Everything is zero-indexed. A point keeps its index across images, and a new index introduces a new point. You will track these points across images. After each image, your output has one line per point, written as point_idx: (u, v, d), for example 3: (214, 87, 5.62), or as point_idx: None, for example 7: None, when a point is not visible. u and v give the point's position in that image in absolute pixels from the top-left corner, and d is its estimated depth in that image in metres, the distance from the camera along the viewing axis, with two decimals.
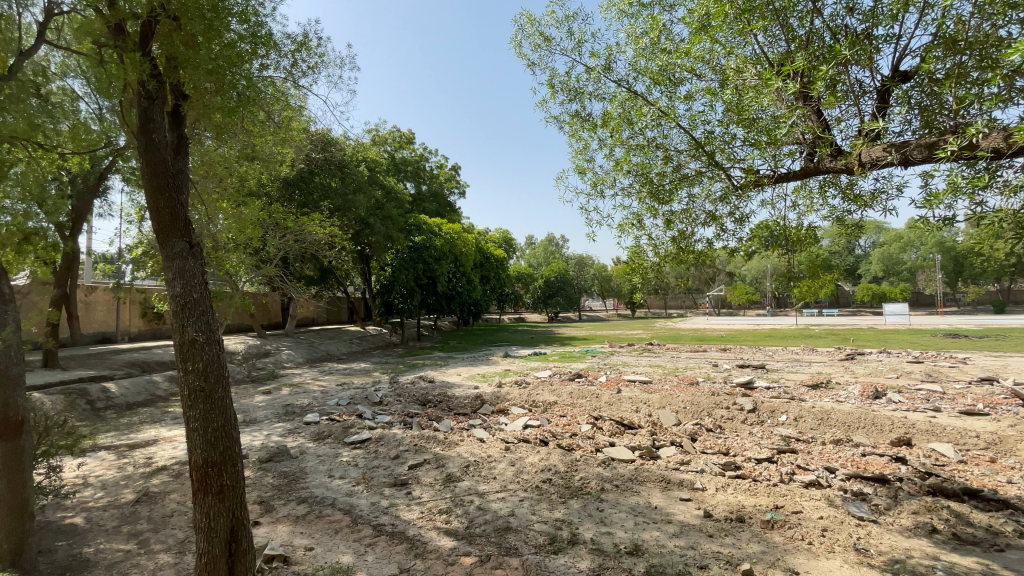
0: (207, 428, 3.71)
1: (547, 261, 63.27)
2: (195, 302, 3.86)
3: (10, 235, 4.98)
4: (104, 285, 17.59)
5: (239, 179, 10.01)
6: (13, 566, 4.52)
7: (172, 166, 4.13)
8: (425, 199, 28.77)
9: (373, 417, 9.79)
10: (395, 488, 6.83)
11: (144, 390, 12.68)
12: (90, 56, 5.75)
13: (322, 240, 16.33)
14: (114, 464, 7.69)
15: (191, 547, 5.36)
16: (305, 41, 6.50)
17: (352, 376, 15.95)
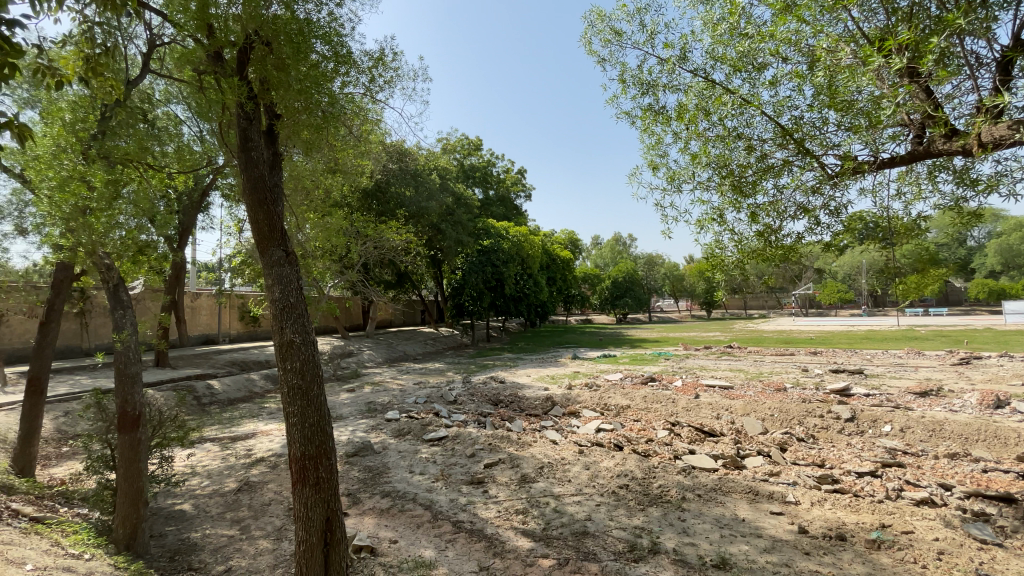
0: (304, 424, 3.97)
1: (615, 261, 61.98)
2: (292, 305, 4.16)
3: (124, 249, 5.61)
4: (208, 292, 19.50)
5: (324, 191, 10.68)
6: (127, 550, 5.13)
7: (269, 181, 4.47)
8: (492, 203, 29.25)
9: (447, 416, 10.07)
10: (472, 486, 6.97)
11: (242, 386, 13.91)
12: (193, 84, 6.27)
13: (398, 246, 17.06)
14: (220, 454, 8.49)
15: (288, 534, 5.78)
16: (382, 57, 6.81)
17: (427, 376, 16.51)
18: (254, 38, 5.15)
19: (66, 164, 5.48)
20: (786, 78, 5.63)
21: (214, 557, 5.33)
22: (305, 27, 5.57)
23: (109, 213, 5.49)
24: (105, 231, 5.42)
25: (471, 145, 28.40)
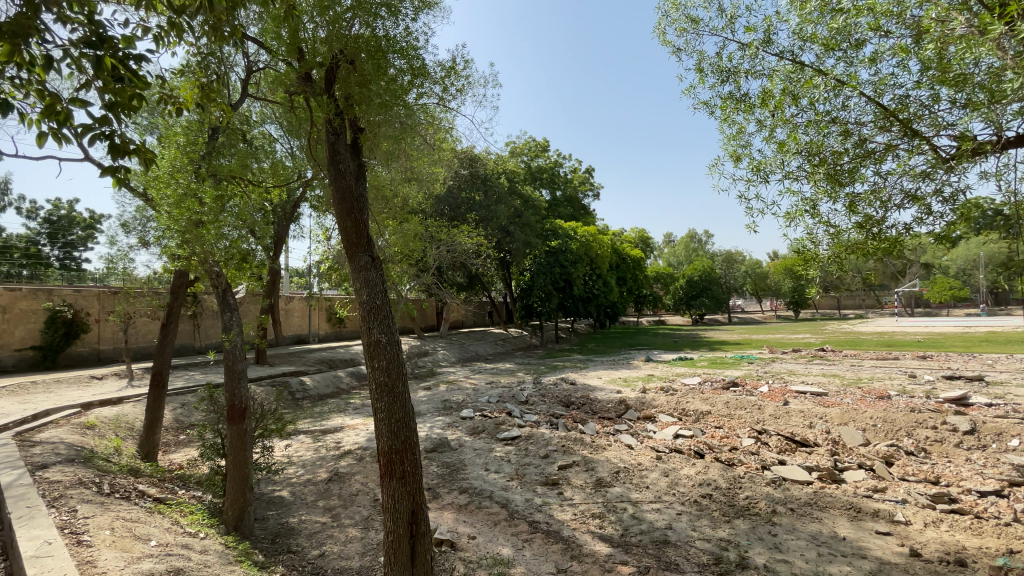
0: (391, 419, 4.19)
1: (689, 259, 59.44)
2: (378, 307, 4.39)
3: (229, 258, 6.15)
4: (299, 295, 21.11)
5: (402, 199, 11.20)
6: (235, 530, 5.63)
7: (355, 190, 4.75)
8: (560, 204, 29.16)
9: (521, 416, 10.17)
10: (547, 487, 6.99)
11: (330, 383, 14.92)
12: (285, 105, 6.76)
13: (469, 249, 17.48)
14: (313, 446, 9.16)
15: (374, 524, 6.12)
16: (454, 67, 6.99)
17: (499, 376, 16.77)
18: (340, 57, 5.47)
19: (182, 182, 6.10)
20: (888, 54, 5.12)
21: (309, 541, 5.76)
22: (385, 42, 5.77)
23: (218, 225, 6.09)
24: (213, 241, 6.01)
25: (538, 147, 28.48)
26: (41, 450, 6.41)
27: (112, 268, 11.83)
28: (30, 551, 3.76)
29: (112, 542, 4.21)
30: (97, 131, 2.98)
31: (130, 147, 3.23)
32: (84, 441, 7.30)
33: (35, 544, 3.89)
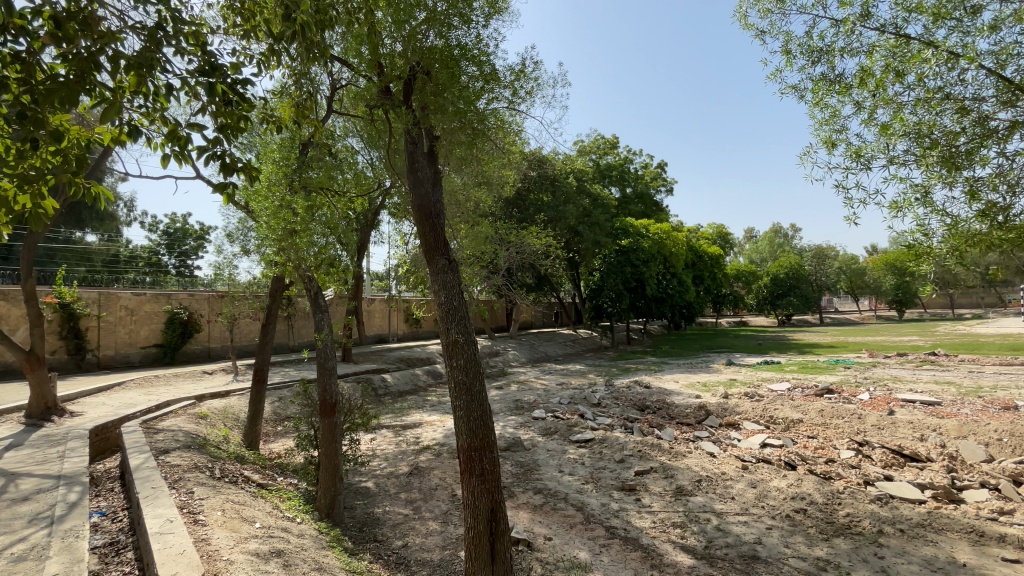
0: (469, 417, 4.29)
1: (773, 256, 55.56)
2: (456, 308, 4.52)
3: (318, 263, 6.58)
4: (379, 297, 22.28)
5: (473, 202, 11.44)
6: (327, 517, 6.02)
7: (432, 196, 4.93)
8: (630, 201, 28.42)
9: (594, 418, 10.03)
10: (624, 493, 6.84)
11: (409, 380, 15.63)
12: (365, 118, 7.13)
13: (539, 250, 17.51)
14: (394, 440, 9.63)
15: (453, 519, 6.32)
16: (523, 69, 7.03)
17: (570, 377, 16.64)
18: (417, 69, 5.70)
19: (278, 195, 6.63)
20: (1014, 19, 4.49)
21: (393, 532, 6.04)
22: (458, 51, 5.91)
23: (309, 234, 6.59)
24: (305, 247, 6.52)
25: (607, 144, 27.90)
26: (165, 436, 7.26)
27: (219, 274, 13.15)
28: (157, 526, 4.19)
29: (224, 522, 4.66)
30: (211, 153, 3.28)
31: (237, 165, 3.52)
32: (199, 429, 8.18)
33: (160, 520, 4.32)
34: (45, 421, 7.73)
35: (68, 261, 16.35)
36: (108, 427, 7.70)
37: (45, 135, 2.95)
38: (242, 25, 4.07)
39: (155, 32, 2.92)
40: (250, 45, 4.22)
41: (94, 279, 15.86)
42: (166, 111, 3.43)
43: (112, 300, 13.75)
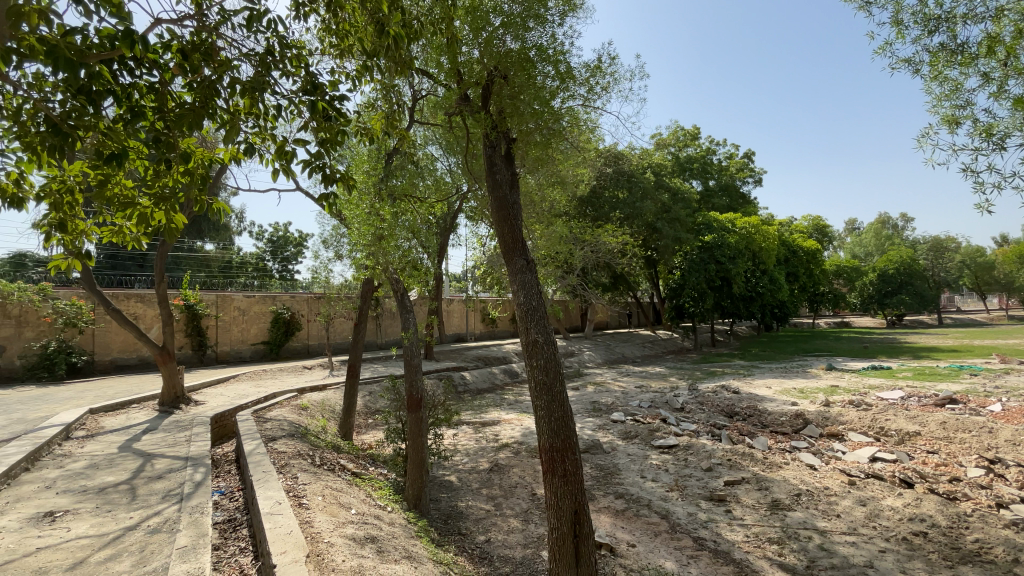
0: (550, 417, 4.29)
1: (881, 250, 50.04)
2: (535, 308, 4.53)
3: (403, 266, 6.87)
4: (457, 298, 22.99)
5: (548, 202, 11.43)
6: (414, 508, 6.30)
7: (510, 198, 4.98)
8: (713, 195, 26.95)
9: (677, 423, 9.64)
10: (712, 503, 6.49)
11: (487, 379, 15.98)
12: (444, 125, 7.35)
13: (615, 249, 17.12)
14: (474, 436, 9.90)
15: (533, 518, 6.38)
16: (599, 65, 6.91)
17: (649, 380, 16.10)
18: (495, 73, 5.77)
19: (368, 203, 7.00)
20: None
21: (476, 526, 6.20)
22: (534, 53, 5.92)
23: (395, 238, 6.95)
24: (391, 251, 6.90)
25: (687, 136, 26.64)
26: (272, 425, 8.00)
27: (315, 277, 14.27)
28: (268, 507, 4.62)
29: (324, 506, 5.05)
30: (314, 165, 3.53)
31: (336, 176, 3.76)
32: (300, 420, 8.93)
33: (269, 502, 4.76)
34: (176, 408, 8.82)
35: (191, 268, 18.55)
36: (225, 415, 8.63)
37: (176, 157, 3.33)
38: (338, 46, 4.37)
39: (264, 57, 3.21)
40: (344, 63, 4.52)
41: (212, 283, 17.84)
42: (273, 129, 3.74)
43: (227, 302, 15.39)
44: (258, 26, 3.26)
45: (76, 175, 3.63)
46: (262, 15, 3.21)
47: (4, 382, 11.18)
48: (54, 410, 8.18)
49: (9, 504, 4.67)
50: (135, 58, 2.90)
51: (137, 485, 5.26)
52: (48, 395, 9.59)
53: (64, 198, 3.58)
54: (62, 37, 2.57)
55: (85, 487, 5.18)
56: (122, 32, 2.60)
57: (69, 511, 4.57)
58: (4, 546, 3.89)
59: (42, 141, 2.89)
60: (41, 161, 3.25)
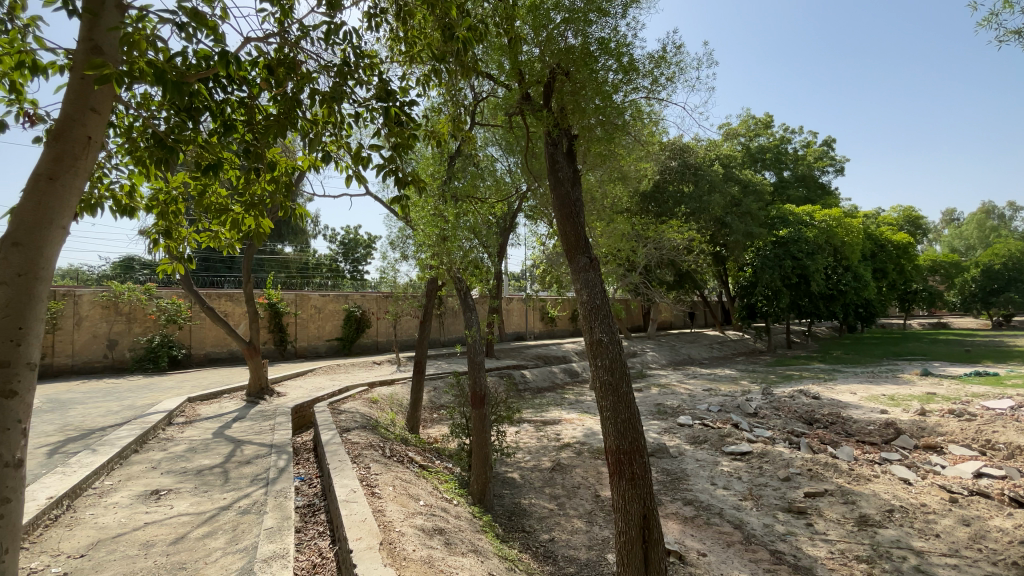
0: (617, 419, 4.19)
1: (985, 242, 44.78)
2: (599, 307, 4.45)
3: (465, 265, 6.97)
4: (517, 297, 23.11)
5: (610, 198, 11.20)
6: (479, 502, 6.41)
7: (572, 195, 4.90)
8: (788, 186, 25.28)
9: (750, 429, 9.14)
10: (791, 515, 6.09)
11: (547, 378, 15.96)
12: (504, 126, 7.37)
13: (681, 245, 16.46)
14: (536, 435, 9.93)
15: (598, 520, 6.31)
16: (664, 55, 6.66)
17: (718, 383, 15.39)
18: (556, 70, 5.72)
19: (433, 205, 7.13)
20: None
21: (540, 524, 6.20)
22: (595, 47, 5.80)
23: (457, 238, 7.06)
24: (454, 251, 7.02)
25: (759, 124, 25.13)
26: (346, 417, 8.44)
27: (383, 277, 14.89)
28: (343, 495, 4.87)
29: (394, 496, 5.26)
30: (388, 169, 3.67)
31: (408, 179, 3.88)
32: (371, 412, 9.35)
33: (346, 490, 5.02)
34: (261, 399, 9.51)
35: (272, 269, 19.94)
36: (304, 407, 9.21)
37: (264, 166, 3.58)
38: (406, 54, 4.52)
39: (341, 68, 3.38)
40: (411, 69, 4.66)
41: (290, 283, 19.08)
42: (348, 137, 3.92)
43: (305, 301, 16.39)
44: (336, 38, 3.42)
45: (177, 187, 3.98)
46: (338, 28, 3.37)
47: (117, 372, 12.57)
48: (158, 398, 9.08)
49: (123, 482, 5.24)
50: (227, 77, 3.15)
51: (228, 468, 5.73)
52: (153, 384, 10.67)
53: (168, 208, 3.94)
54: (168, 60, 2.82)
55: (185, 469, 5.71)
56: (218, 52, 2.81)
57: (172, 490, 5.06)
58: (119, 520, 4.37)
59: (152, 156, 3.19)
60: (149, 174, 3.60)
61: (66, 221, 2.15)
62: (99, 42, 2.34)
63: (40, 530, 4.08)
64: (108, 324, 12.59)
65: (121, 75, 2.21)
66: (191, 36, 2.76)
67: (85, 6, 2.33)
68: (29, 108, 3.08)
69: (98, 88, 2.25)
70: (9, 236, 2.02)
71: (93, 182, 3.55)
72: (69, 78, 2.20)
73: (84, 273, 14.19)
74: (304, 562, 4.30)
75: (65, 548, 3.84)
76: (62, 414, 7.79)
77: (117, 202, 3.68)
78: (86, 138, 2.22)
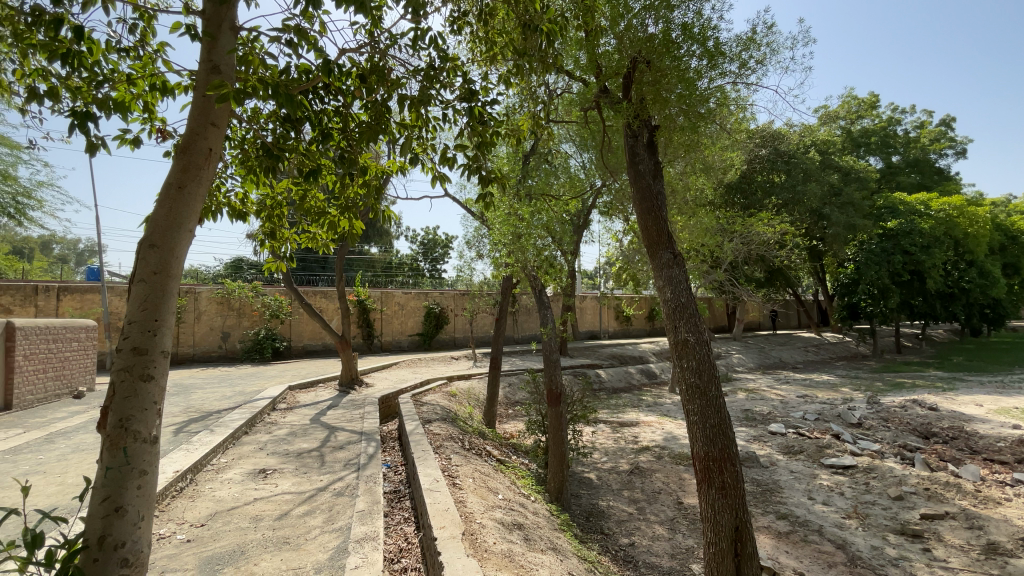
0: (705, 424, 3.97)
1: None
2: (684, 305, 4.24)
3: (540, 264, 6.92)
4: (592, 295, 22.79)
5: (692, 190, 10.63)
6: (556, 500, 6.35)
7: (654, 188, 4.67)
8: (898, 172, 22.65)
9: (853, 440, 8.32)
10: (904, 538, 5.47)
11: (624, 378, 15.59)
12: (579, 121, 7.19)
13: (772, 240, 15.27)
14: (612, 436, 9.74)
15: (681, 527, 6.06)
16: (754, 36, 6.20)
17: (814, 389, 14.15)
18: (636, 60, 5.47)
19: (508, 205, 7.18)
20: None
21: (619, 528, 6.05)
22: (678, 32, 5.50)
23: (531, 237, 7.00)
24: (529, 249, 7.01)
25: (862, 105, 22.69)
26: (428, 410, 8.78)
27: (460, 275, 15.33)
28: (427, 484, 5.06)
29: (474, 488, 5.38)
30: (471, 168, 3.74)
31: (490, 178, 3.90)
32: (451, 406, 9.66)
33: (429, 478, 5.22)
34: (351, 389, 10.15)
35: (359, 269, 21.25)
36: (390, 398, 9.72)
37: (358, 171, 3.81)
38: (485, 54, 4.56)
39: (426, 72, 3.48)
40: (490, 69, 4.70)
41: (376, 281, 20.22)
42: (434, 139, 4.03)
43: (389, 298, 17.27)
44: (423, 43, 3.51)
45: (281, 192, 4.31)
46: (425, 33, 3.46)
47: (229, 362, 14.04)
48: (264, 386, 10.00)
49: (235, 460, 5.83)
50: (326, 88, 3.39)
51: (324, 453, 6.17)
52: (259, 373, 11.77)
53: (273, 211, 4.28)
54: (275, 75, 3.03)
55: (287, 451, 6.24)
56: (319, 63, 2.98)
57: (276, 470, 5.55)
58: (233, 494, 4.86)
59: (261, 165, 3.48)
60: (258, 181, 3.93)
61: (193, 225, 2.40)
62: (216, 62, 2.53)
63: (170, 500, 4.62)
64: (222, 318, 14.10)
65: (236, 93, 2.38)
66: (295, 51, 2.95)
67: (205, 30, 2.53)
68: (160, 125, 3.45)
69: (217, 106, 2.47)
70: (146, 239, 2.29)
71: (212, 191, 3.94)
72: (193, 97, 2.43)
73: (203, 273, 15.99)
74: (392, 545, 4.52)
75: (189, 516, 4.34)
76: (186, 397, 8.82)
77: (231, 209, 4.07)
78: (207, 150, 2.45)
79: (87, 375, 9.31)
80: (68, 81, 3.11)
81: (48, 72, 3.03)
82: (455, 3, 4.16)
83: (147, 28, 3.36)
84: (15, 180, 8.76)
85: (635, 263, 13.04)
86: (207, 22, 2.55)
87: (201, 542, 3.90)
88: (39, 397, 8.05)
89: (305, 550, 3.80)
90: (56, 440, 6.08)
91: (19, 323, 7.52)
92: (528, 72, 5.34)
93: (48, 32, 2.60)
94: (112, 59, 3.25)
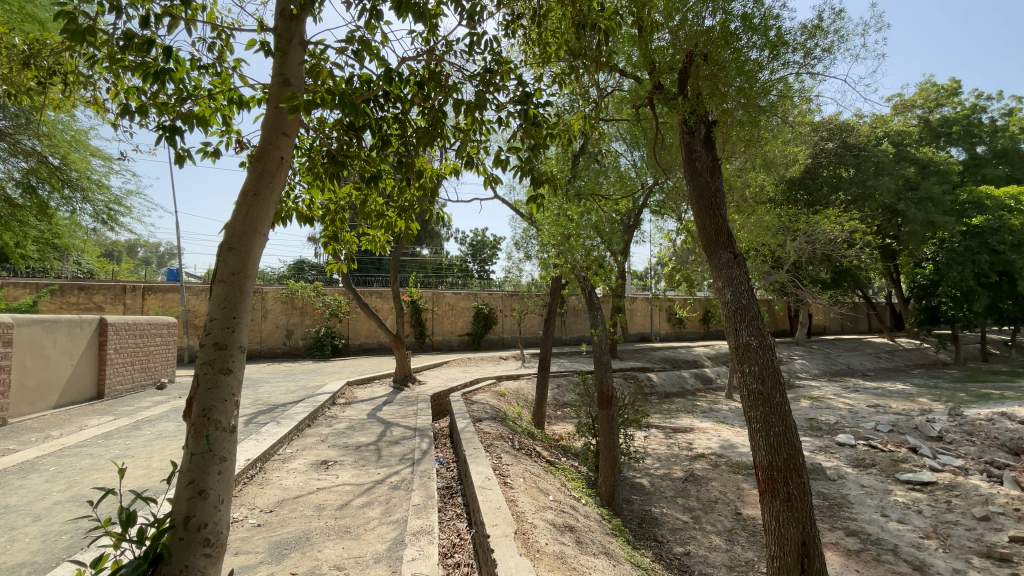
0: (769, 432, 3.80)
1: None
2: (745, 308, 4.07)
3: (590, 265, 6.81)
4: (642, 296, 22.30)
5: (751, 187, 10.14)
6: (608, 505, 6.24)
7: (713, 186, 4.47)
8: (985, 164, 20.66)
9: (934, 455, 7.69)
10: (991, 562, 5.03)
11: (675, 381, 15.19)
12: (630, 120, 7.05)
13: (839, 239, 14.30)
14: (665, 441, 9.51)
15: (739, 539, 5.82)
16: (819, 23, 5.84)
17: (888, 399, 13.19)
18: (692, 54, 5.26)
19: (557, 205, 7.15)
20: None
21: (674, 536, 5.89)
22: (737, 24, 5.28)
23: (581, 237, 6.91)
24: (577, 251, 6.93)
25: (943, 92, 20.78)
26: (480, 408, 8.93)
27: (508, 276, 15.42)
28: (479, 481, 5.14)
29: (525, 488, 5.40)
30: (524, 169, 3.72)
31: (541, 179, 3.86)
32: (501, 405, 9.76)
33: (482, 476, 5.29)
34: (405, 385, 10.49)
35: (412, 270, 21.94)
36: (441, 397, 9.93)
37: (413, 176, 3.91)
38: (538, 54, 4.58)
39: (481, 75, 3.50)
40: (543, 70, 4.68)
41: (427, 281, 20.75)
42: (487, 142, 4.03)
43: (440, 299, 17.66)
44: (478, 49, 3.54)
45: (344, 199, 4.47)
46: (480, 38, 3.48)
47: (292, 357, 14.85)
48: (324, 382, 10.50)
49: (300, 451, 6.17)
50: (386, 96, 3.49)
51: (381, 447, 6.40)
52: (320, 369, 12.39)
53: (336, 215, 4.45)
54: (339, 84, 3.15)
55: (346, 444, 6.53)
56: (382, 71, 3.07)
57: (337, 462, 5.82)
58: (297, 483, 5.12)
59: (326, 172, 3.64)
60: (324, 188, 4.11)
61: (265, 229, 2.53)
62: (288, 76, 2.67)
63: (243, 486, 4.95)
64: (286, 317, 14.95)
65: (306, 105, 2.50)
66: (358, 61, 3.03)
67: (277, 46, 2.68)
68: (236, 137, 3.64)
69: (288, 117, 2.61)
70: (226, 243, 2.47)
71: (282, 198, 4.16)
72: (267, 109, 2.58)
73: (269, 274, 16.97)
74: (445, 540, 4.61)
75: (259, 502, 4.62)
76: (256, 390, 9.40)
77: (299, 215, 4.29)
78: (279, 158, 2.59)
79: (168, 368, 10.12)
80: (156, 98, 3.37)
81: (138, 90, 3.31)
82: (510, 7, 4.18)
83: (225, 45, 3.59)
84: (109, 189, 9.61)
85: (689, 263, 12.56)
86: (279, 38, 2.70)
87: (270, 527, 4.15)
88: (127, 387, 8.82)
89: (365, 540, 3.96)
90: (143, 427, 6.65)
91: (110, 320, 8.24)
92: (579, 66, 5.22)
93: (138, 49, 2.80)
94: (194, 77, 3.49)
